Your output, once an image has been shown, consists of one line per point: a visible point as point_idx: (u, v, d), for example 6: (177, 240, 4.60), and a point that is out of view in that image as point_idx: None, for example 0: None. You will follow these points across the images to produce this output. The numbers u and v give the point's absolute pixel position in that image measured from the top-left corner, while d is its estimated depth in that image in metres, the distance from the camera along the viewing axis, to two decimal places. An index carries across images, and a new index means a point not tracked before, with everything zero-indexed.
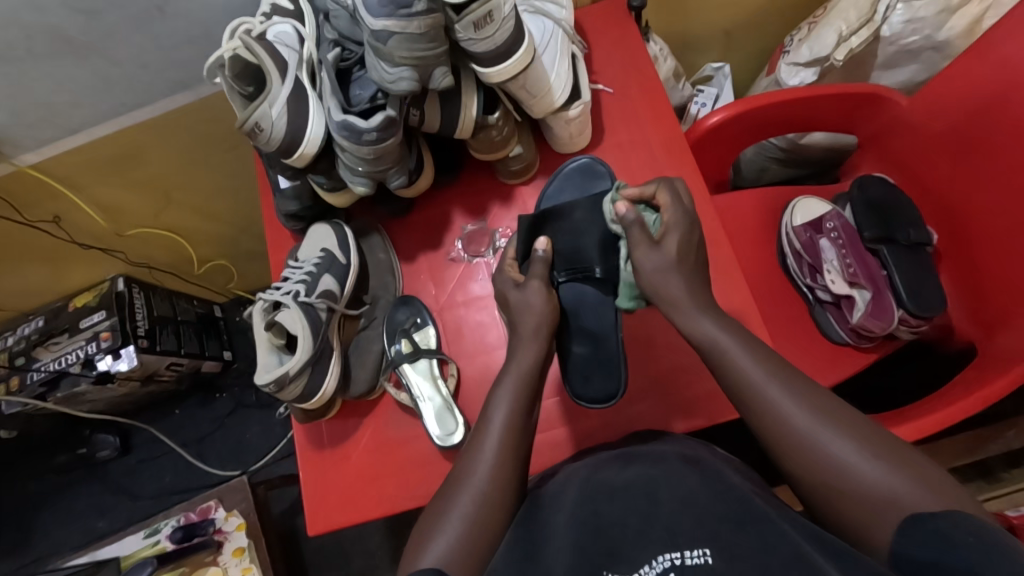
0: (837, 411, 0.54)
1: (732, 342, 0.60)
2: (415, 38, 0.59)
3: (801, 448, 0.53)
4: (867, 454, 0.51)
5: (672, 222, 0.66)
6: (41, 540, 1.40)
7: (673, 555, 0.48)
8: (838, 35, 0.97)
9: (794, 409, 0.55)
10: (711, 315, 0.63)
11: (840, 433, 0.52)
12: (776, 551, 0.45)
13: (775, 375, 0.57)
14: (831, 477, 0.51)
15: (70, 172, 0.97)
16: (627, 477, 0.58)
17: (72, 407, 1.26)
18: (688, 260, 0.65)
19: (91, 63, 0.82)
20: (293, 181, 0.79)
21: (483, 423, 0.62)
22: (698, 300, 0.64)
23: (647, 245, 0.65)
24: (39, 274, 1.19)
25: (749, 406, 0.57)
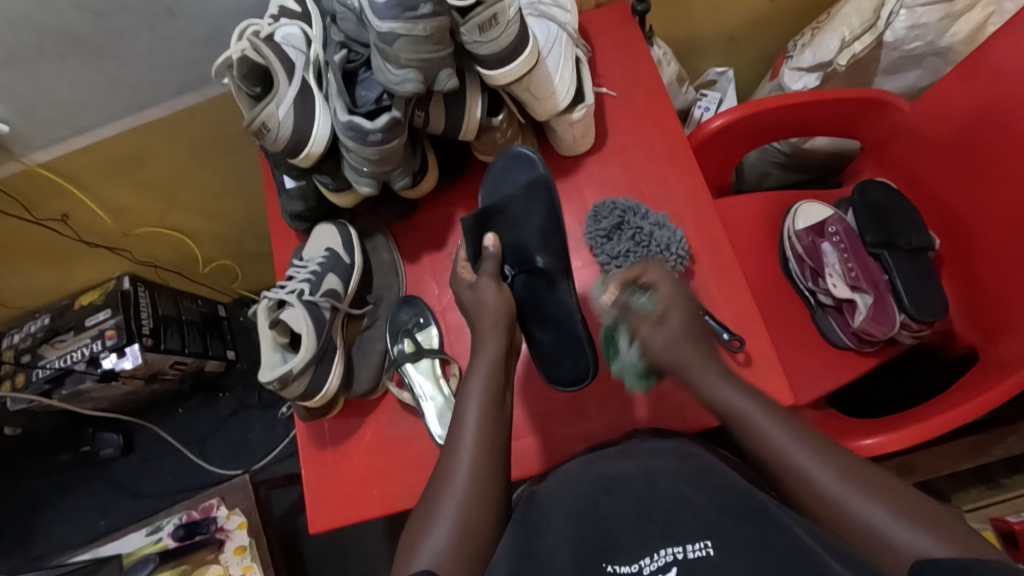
0: (864, 468, 0.53)
1: (754, 410, 0.59)
2: (420, 40, 0.59)
3: (817, 483, 0.53)
4: (899, 514, 0.49)
5: (671, 300, 0.67)
6: (43, 538, 1.41)
7: (675, 549, 0.49)
8: (841, 40, 0.98)
9: (822, 472, 0.53)
10: (732, 382, 0.63)
11: (868, 495, 0.51)
12: (777, 545, 0.46)
13: (802, 441, 0.56)
14: (855, 533, 0.50)
15: (79, 172, 0.98)
16: (625, 470, 0.60)
17: (76, 405, 1.27)
18: (693, 329, 0.66)
19: (101, 64, 0.83)
20: (298, 181, 0.80)
21: (458, 419, 0.63)
22: (707, 364, 0.64)
23: (654, 330, 0.66)
24: (46, 273, 1.20)
25: (774, 470, 0.56)
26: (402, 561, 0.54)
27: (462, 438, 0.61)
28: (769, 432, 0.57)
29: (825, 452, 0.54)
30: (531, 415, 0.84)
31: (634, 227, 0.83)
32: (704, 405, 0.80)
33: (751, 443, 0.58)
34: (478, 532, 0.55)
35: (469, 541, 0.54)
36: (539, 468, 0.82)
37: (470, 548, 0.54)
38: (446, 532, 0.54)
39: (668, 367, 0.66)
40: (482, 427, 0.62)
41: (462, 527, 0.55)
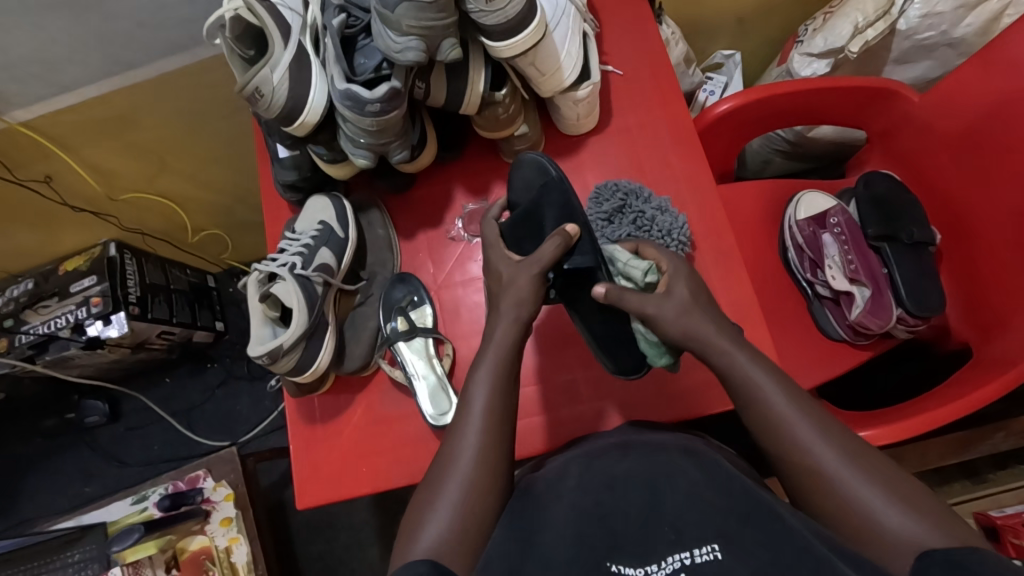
0: (868, 454, 0.52)
1: (762, 374, 0.58)
2: (424, 7, 0.57)
3: (816, 473, 0.52)
4: (894, 498, 0.49)
5: (675, 271, 0.66)
6: (27, 503, 1.40)
7: (683, 555, 0.49)
8: (854, 26, 0.95)
9: (824, 451, 0.53)
10: (743, 348, 0.60)
11: (866, 479, 0.50)
12: (783, 550, 0.46)
13: (807, 417, 0.55)
14: (850, 516, 0.50)
15: (63, 132, 0.94)
16: (629, 466, 0.59)
17: (60, 371, 1.25)
18: (699, 297, 0.65)
19: (86, 19, 0.79)
20: (293, 150, 0.77)
21: (465, 403, 0.60)
22: (727, 337, 0.61)
23: (659, 300, 0.63)
24: (30, 236, 1.17)
25: (774, 442, 0.55)
26: (399, 551, 0.53)
27: (466, 428, 0.58)
28: (774, 404, 0.56)
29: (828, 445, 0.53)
30: (524, 397, 0.83)
31: (635, 211, 0.81)
32: (698, 394, 0.80)
33: (753, 416, 0.57)
34: (480, 518, 0.54)
35: (468, 527, 0.53)
36: (531, 449, 0.82)
37: (472, 535, 0.53)
38: (448, 518, 0.53)
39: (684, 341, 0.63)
40: (490, 411, 0.59)
41: (466, 515, 0.54)
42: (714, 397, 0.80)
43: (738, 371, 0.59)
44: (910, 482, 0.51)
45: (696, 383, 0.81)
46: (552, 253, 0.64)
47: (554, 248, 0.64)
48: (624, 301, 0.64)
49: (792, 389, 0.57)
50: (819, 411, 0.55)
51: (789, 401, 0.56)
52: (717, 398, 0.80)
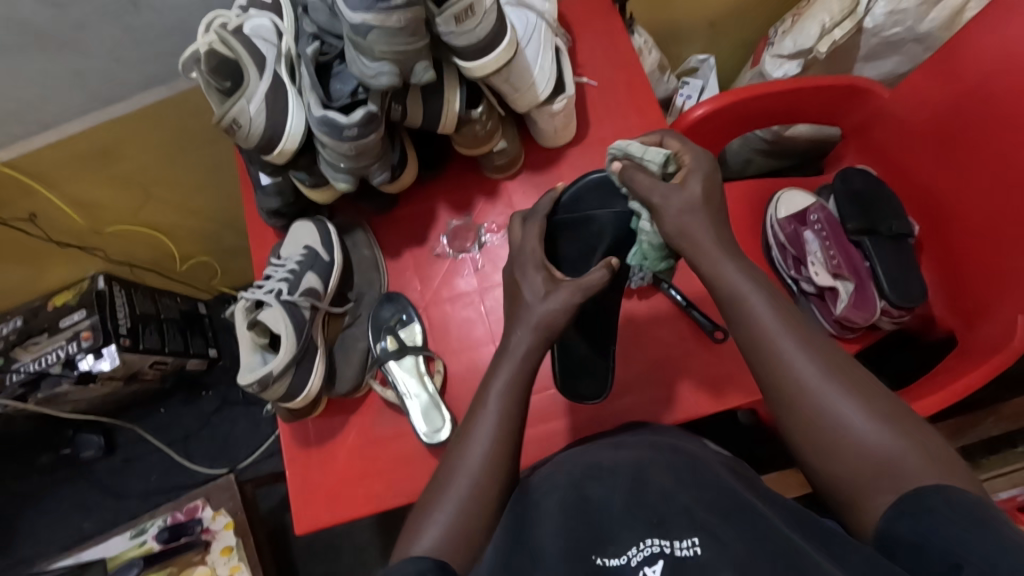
0: (852, 371, 0.53)
1: (751, 289, 0.57)
2: (394, 32, 0.57)
3: (805, 399, 0.53)
4: (874, 417, 0.50)
5: (693, 165, 0.62)
6: (25, 543, 1.38)
7: (663, 543, 0.46)
8: (822, 27, 0.96)
9: (810, 369, 0.53)
10: (734, 258, 0.59)
11: (850, 398, 0.51)
12: (766, 546, 0.44)
13: (793, 334, 0.55)
14: (832, 435, 0.51)
15: (46, 169, 0.95)
16: (617, 459, 0.57)
17: (53, 408, 1.24)
18: (713, 202, 0.61)
19: (63, 57, 0.80)
20: (275, 177, 0.78)
21: (479, 409, 0.60)
22: (721, 245, 0.60)
23: (669, 190, 0.61)
24: (17, 274, 1.16)
25: (763, 360, 0.55)
26: (400, 547, 0.54)
27: (473, 436, 0.59)
28: (765, 322, 0.56)
29: (818, 372, 0.53)
30: None
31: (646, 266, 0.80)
32: (688, 396, 0.81)
33: (745, 334, 0.57)
34: (485, 519, 0.55)
35: (472, 528, 0.54)
36: (526, 460, 0.82)
37: (475, 536, 0.54)
38: (448, 520, 0.54)
39: (682, 243, 0.61)
40: (500, 414, 0.59)
41: (467, 518, 0.54)
42: (707, 398, 0.81)
43: (735, 300, 0.58)
44: (894, 401, 0.52)
45: (686, 385, 0.82)
46: (595, 284, 0.61)
47: (598, 279, 0.62)
48: (633, 181, 0.63)
49: (781, 307, 0.57)
50: (805, 325, 0.56)
51: (779, 322, 0.55)
52: (709, 399, 0.81)
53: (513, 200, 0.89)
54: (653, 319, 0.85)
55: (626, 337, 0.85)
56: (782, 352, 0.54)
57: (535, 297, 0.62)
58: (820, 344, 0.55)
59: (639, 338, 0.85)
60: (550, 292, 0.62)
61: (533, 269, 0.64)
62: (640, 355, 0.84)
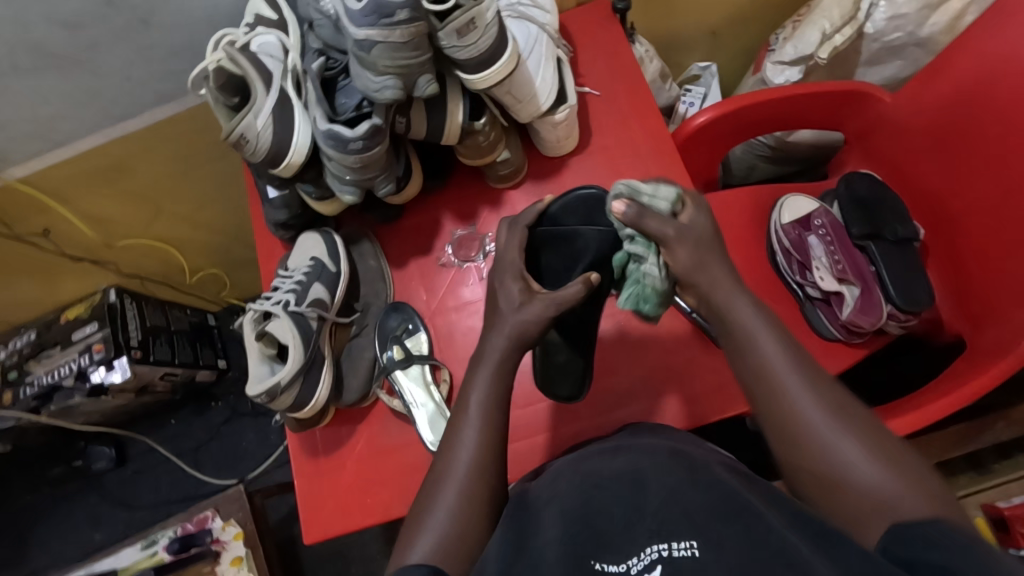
0: (854, 410, 0.53)
1: (762, 329, 0.58)
2: (398, 47, 0.59)
3: (803, 435, 0.53)
4: (872, 454, 0.50)
5: (694, 203, 0.63)
6: (38, 554, 1.40)
7: (662, 547, 0.46)
8: (822, 33, 0.97)
9: (810, 406, 0.53)
10: (749, 298, 0.60)
11: (849, 435, 0.51)
12: (765, 544, 0.44)
13: (798, 371, 0.55)
14: (827, 469, 0.51)
15: (60, 186, 0.97)
16: (615, 469, 0.57)
17: (65, 420, 1.26)
18: (720, 236, 0.63)
19: (74, 76, 0.82)
20: (282, 190, 0.79)
21: (461, 411, 0.60)
22: (737, 284, 0.61)
23: (676, 233, 0.60)
24: (30, 288, 1.19)
25: (762, 394, 0.56)
26: (396, 555, 0.54)
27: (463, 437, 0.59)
28: (767, 355, 0.56)
29: (818, 408, 0.53)
30: (524, 417, 0.84)
31: None
32: (694, 403, 0.81)
33: (749, 367, 0.57)
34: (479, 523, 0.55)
35: (467, 536, 0.54)
36: (532, 468, 0.83)
37: (470, 541, 0.54)
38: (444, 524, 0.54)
39: (695, 283, 0.61)
40: (484, 410, 0.60)
41: (462, 524, 0.54)
42: (711, 405, 0.81)
43: (745, 337, 0.58)
44: (894, 441, 0.51)
45: (691, 393, 0.82)
46: (570, 298, 0.62)
47: (574, 293, 0.62)
48: (642, 224, 0.60)
49: (787, 345, 0.57)
50: (811, 365, 0.56)
51: (780, 357, 0.56)
52: (713, 406, 0.81)
53: (517, 209, 0.89)
54: (657, 327, 0.85)
55: (632, 345, 0.85)
56: (782, 387, 0.55)
57: (510, 306, 0.63)
58: (825, 382, 0.55)
59: (644, 345, 0.85)
60: (525, 303, 0.62)
61: (510, 276, 0.65)
62: (645, 362, 0.84)
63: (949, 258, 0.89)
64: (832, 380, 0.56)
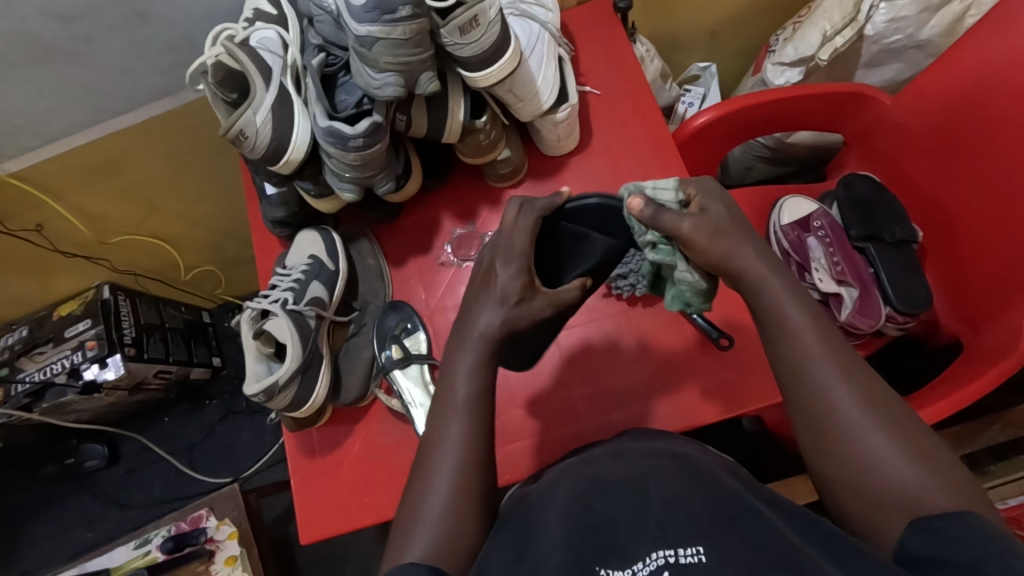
0: (888, 402, 0.52)
1: (801, 316, 0.55)
2: (400, 44, 0.58)
3: (834, 429, 0.52)
4: (906, 452, 0.49)
5: (701, 189, 0.61)
6: (29, 553, 1.38)
7: (668, 553, 0.46)
8: (823, 34, 0.97)
9: (845, 397, 0.52)
10: (788, 287, 0.57)
11: (878, 428, 0.50)
12: (768, 550, 0.44)
13: (835, 362, 0.53)
14: (857, 460, 0.50)
15: (53, 180, 0.96)
16: (617, 472, 0.56)
17: (57, 417, 1.24)
18: (736, 213, 0.61)
19: (69, 70, 0.81)
20: (280, 187, 0.78)
21: (450, 403, 0.59)
22: (776, 272, 0.58)
23: (697, 219, 0.58)
24: (23, 284, 1.17)
25: (796, 382, 0.54)
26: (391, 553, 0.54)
27: (455, 429, 0.58)
28: (803, 344, 0.54)
29: (852, 401, 0.52)
30: (523, 418, 0.84)
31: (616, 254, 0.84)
32: (694, 404, 0.81)
33: (782, 357, 0.55)
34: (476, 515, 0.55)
35: (462, 538, 0.53)
36: (532, 469, 0.82)
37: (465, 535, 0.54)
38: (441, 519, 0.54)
39: (733, 268, 0.58)
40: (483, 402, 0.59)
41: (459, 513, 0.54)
42: (710, 406, 0.81)
43: (779, 330, 0.56)
44: (925, 434, 0.51)
45: (690, 394, 0.82)
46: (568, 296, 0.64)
47: (571, 293, 0.64)
48: (659, 220, 0.59)
49: (825, 336, 0.55)
50: (846, 353, 0.54)
51: (816, 347, 0.54)
52: (712, 407, 0.81)
53: None
54: (657, 328, 0.85)
55: (631, 345, 0.85)
56: (816, 378, 0.53)
57: (506, 296, 0.60)
58: (861, 371, 0.53)
59: (644, 345, 0.85)
60: (525, 299, 0.60)
61: (515, 267, 0.60)
62: (645, 362, 0.84)
63: (948, 257, 0.89)
64: (868, 368, 0.54)
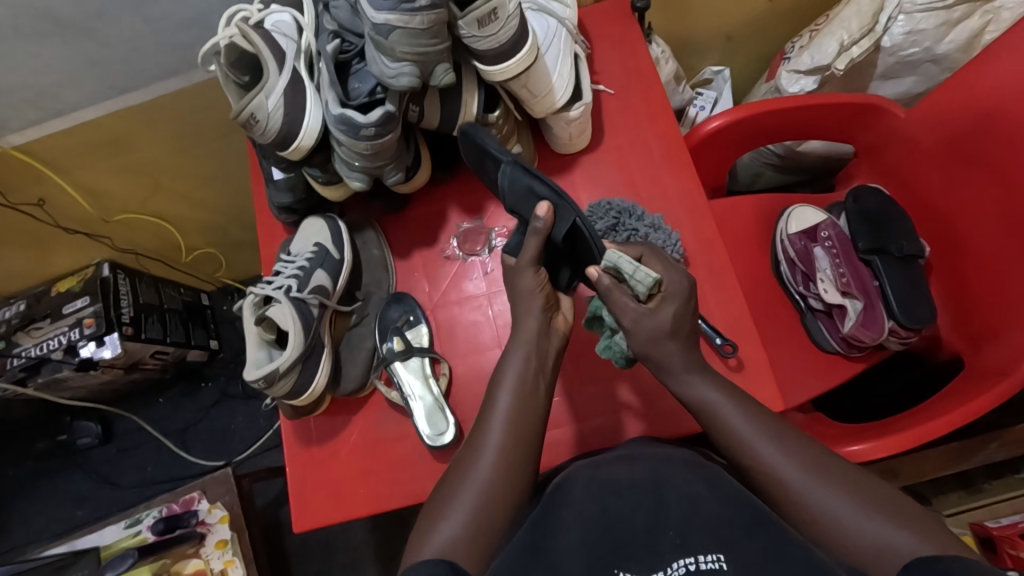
0: (832, 463, 0.55)
1: (724, 401, 0.60)
2: (417, 34, 0.57)
3: (791, 500, 0.54)
4: (861, 507, 0.51)
5: (672, 291, 0.61)
6: (19, 528, 1.38)
7: (687, 561, 0.49)
8: (839, 44, 0.96)
9: (789, 468, 0.55)
10: (705, 372, 0.62)
11: (832, 488, 0.53)
12: (785, 560, 0.47)
13: (771, 436, 0.57)
14: (818, 524, 0.52)
15: (58, 155, 0.95)
16: (633, 476, 0.59)
17: (52, 394, 1.24)
18: (682, 329, 0.61)
19: (79, 45, 0.80)
20: (288, 173, 0.77)
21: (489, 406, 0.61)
22: (692, 365, 0.62)
23: (644, 314, 0.60)
24: (22, 258, 1.16)
25: (742, 462, 0.57)
26: (410, 553, 0.55)
27: (490, 429, 0.60)
28: (739, 427, 0.58)
29: (799, 471, 0.54)
30: None
31: (629, 229, 0.81)
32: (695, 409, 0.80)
33: (722, 438, 0.59)
34: (497, 516, 0.55)
35: (480, 538, 0.54)
36: None
37: (488, 535, 0.54)
38: (462, 517, 0.55)
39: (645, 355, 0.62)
40: (510, 402, 0.61)
41: (481, 513, 0.55)
42: None
43: (712, 418, 0.60)
44: (877, 486, 0.53)
45: None
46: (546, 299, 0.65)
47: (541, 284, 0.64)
48: (607, 299, 0.61)
49: (756, 415, 0.59)
50: (778, 425, 0.58)
51: (751, 427, 0.58)
52: None
53: None
54: None
55: None
56: (760, 458, 0.56)
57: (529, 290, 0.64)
58: (798, 440, 0.57)
59: None
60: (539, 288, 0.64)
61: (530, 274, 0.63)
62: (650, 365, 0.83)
63: (953, 282, 0.89)
64: (806, 437, 0.58)
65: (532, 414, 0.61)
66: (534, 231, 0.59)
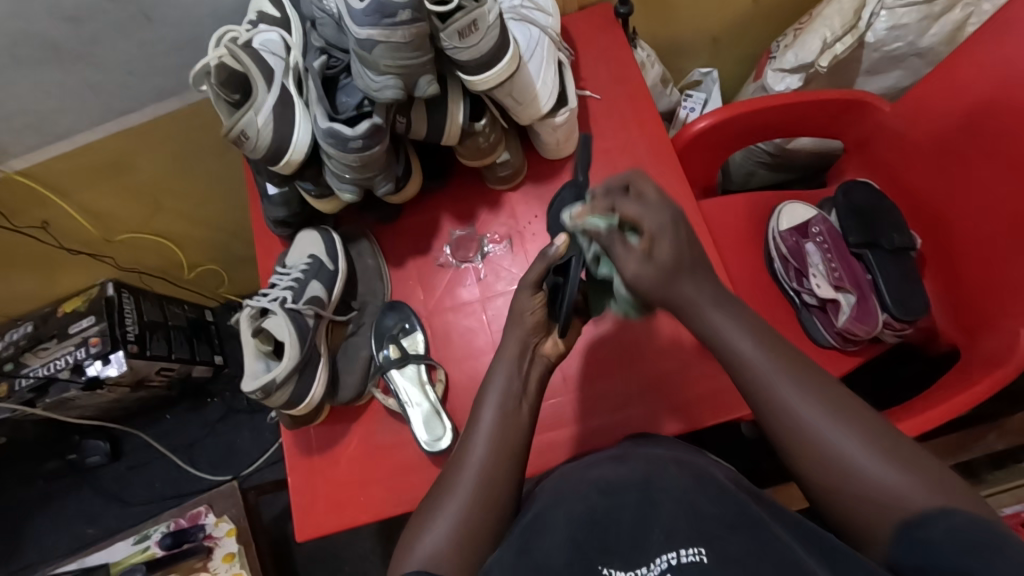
0: (854, 408, 0.54)
1: (745, 343, 0.58)
2: (399, 47, 0.59)
3: (808, 448, 0.53)
4: (882, 459, 0.51)
5: (658, 228, 0.58)
6: (30, 548, 1.39)
7: (670, 555, 0.50)
8: (823, 41, 0.97)
9: (809, 410, 0.54)
10: (723, 308, 0.60)
11: (849, 432, 0.52)
12: (768, 555, 0.48)
13: (792, 374, 0.56)
14: (840, 474, 0.52)
15: (59, 179, 0.97)
16: (621, 473, 0.60)
17: (61, 413, 1.25)
18: (685, 259, 0.59)
19: (76, 70, 0.82)
20: (282, 187, 0.79)
21: (473, 423, 0.63)
22: (710, 299, 0.60)
23: (638, 261, 0.58)
24: (28, 280, 1.19)
25: (760, 402, 0.56)
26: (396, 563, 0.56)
27: (475, 446, 0.61)
28: (751, 362, 0.57)
29: (818, 414, 0.54)
30: None
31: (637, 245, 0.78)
32: (694, 407, 0.81)
33: (741, 372, 0.57)
34: (480, 533, 0.56)
35: (462, 555, 0.54)
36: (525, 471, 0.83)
37: (472, 550, 0.55)
38: (447, 530, 0.56)
39: (662, 301, 0.60)
40: (498, 428, 0.61)
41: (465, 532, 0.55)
42: (709, 410, 0.80)
43: (731, 353, 0.58)
44: (894, 433, 0.53)
45: (688, 397, 0.81)
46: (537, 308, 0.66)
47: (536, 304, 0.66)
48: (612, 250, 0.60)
49: (774, 348, 0.57)
50: (797, 363, 0.57)
51: (775, 369, 0.56)
52: (711, 411, 0.80)
53: (516, 211, 0.90)
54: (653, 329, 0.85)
55: (625, 349, 0.85)
56: (786, 407, 0.55)
57: (514, 313, 0.67)
58: (819, 384, 0.55)
59: (640, 350, 0.84)
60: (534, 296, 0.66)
61: (528, 292, 0.66)
62: (643, 367, 0.84)
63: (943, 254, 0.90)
64: (829, 377, 0.56)
65: (519, 430, 0.62)
66: (544, 256, 0.66)
